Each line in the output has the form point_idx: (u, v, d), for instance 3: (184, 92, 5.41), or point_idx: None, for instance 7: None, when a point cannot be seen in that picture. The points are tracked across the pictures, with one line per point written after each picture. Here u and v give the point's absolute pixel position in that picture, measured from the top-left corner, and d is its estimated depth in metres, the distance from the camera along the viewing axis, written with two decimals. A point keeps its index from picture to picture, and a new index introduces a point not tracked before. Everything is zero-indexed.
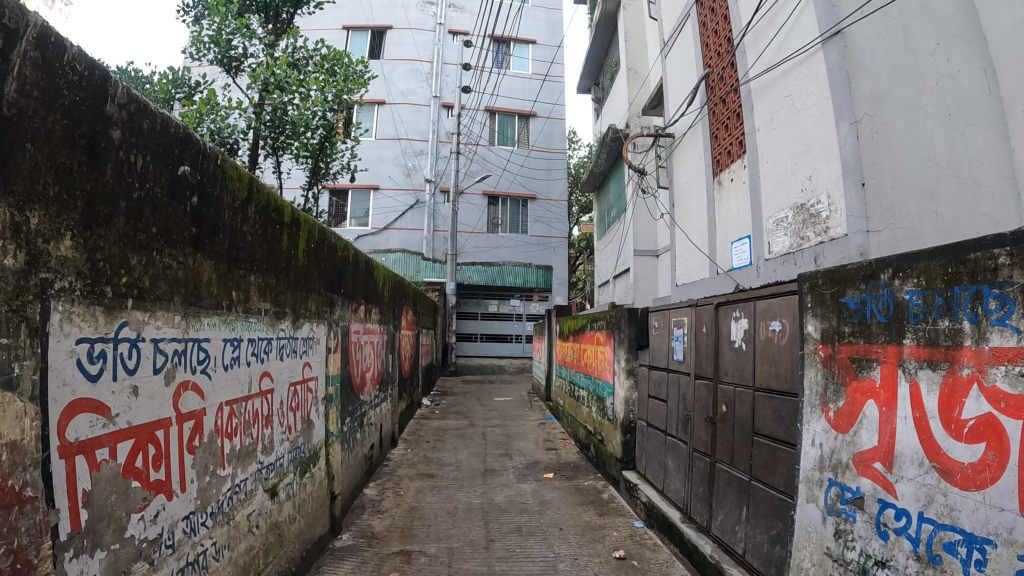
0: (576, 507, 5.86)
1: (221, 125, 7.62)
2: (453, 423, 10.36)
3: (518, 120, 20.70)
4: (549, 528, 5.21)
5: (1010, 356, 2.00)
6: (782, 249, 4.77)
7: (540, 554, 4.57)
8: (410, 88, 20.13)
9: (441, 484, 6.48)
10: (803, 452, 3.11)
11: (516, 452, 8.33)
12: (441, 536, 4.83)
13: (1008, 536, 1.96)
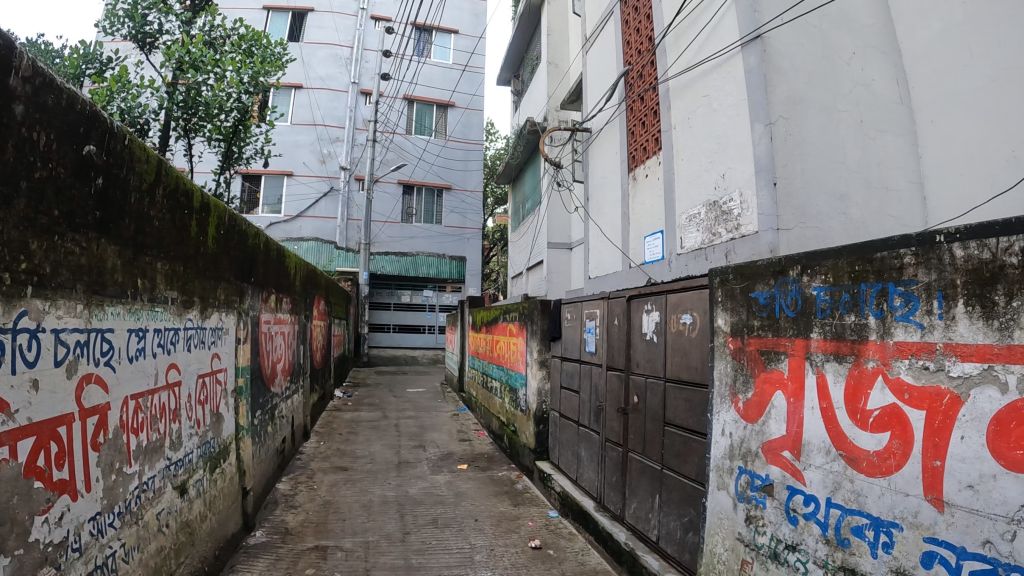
0: (492, 498, 5.88)
1: (132, 104, 7.25)
2: (367, 415, 10.21)
3: (437, 111, 20.59)
4: (465, 519, 5.21)
5: (914, 349, 2.12)
6: (694, 245, 4.90)
7: (456, 546, 4.57)
8: (329, 73, 19.70)
9: (355, 477, 6.39)
10: (713, 441, 3.21)
11: (431, 444, 8.29)
12: (357, 531, 4.77)
13: (913, 519, 2.08)
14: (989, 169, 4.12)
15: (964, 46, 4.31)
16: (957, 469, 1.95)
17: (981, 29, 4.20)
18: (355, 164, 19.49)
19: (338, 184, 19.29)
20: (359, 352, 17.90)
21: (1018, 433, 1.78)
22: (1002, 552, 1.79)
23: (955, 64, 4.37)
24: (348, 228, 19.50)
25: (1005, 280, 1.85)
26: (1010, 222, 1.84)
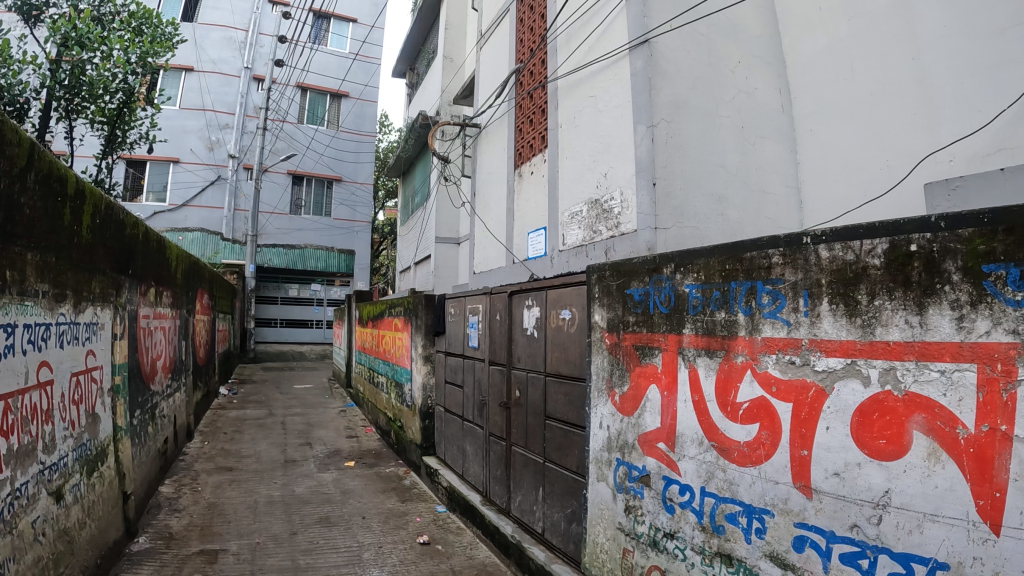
0: (379, 495, 5.83)
1: (11, 80, 6.73)
2: (253, 413, 9.89)
3: (329, 100, 20.10)
4: (353, 517, 5.13)
5: (781, 345, 2.25)
6: (576, 242, 4.65)
7: (344, 544, 4.50)
8: (222, 57, 18.89)
9: (241, 477, 6.19)
10: (592, 434, 3.30)
11: (319, 441, 8.12)
12: (242, 533, 4.62)
13: (783, 506, 2.22)
14: (864, 177, 4.40)
15: (847, 61, 4.58)
16: (824, 458, 2.09)
17: (862, 46, 4.47)
18: (244, 153, 18.77)
19: (225, 172, 18.54)
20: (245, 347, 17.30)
21: (881, 423, 1.93)
22: (869, 534, 1.94)
23: (836, 78, 4.65)
24: (236, 221, 18.85)
25: (868, 280, 2.01)
26: (874, 226, 2.00)
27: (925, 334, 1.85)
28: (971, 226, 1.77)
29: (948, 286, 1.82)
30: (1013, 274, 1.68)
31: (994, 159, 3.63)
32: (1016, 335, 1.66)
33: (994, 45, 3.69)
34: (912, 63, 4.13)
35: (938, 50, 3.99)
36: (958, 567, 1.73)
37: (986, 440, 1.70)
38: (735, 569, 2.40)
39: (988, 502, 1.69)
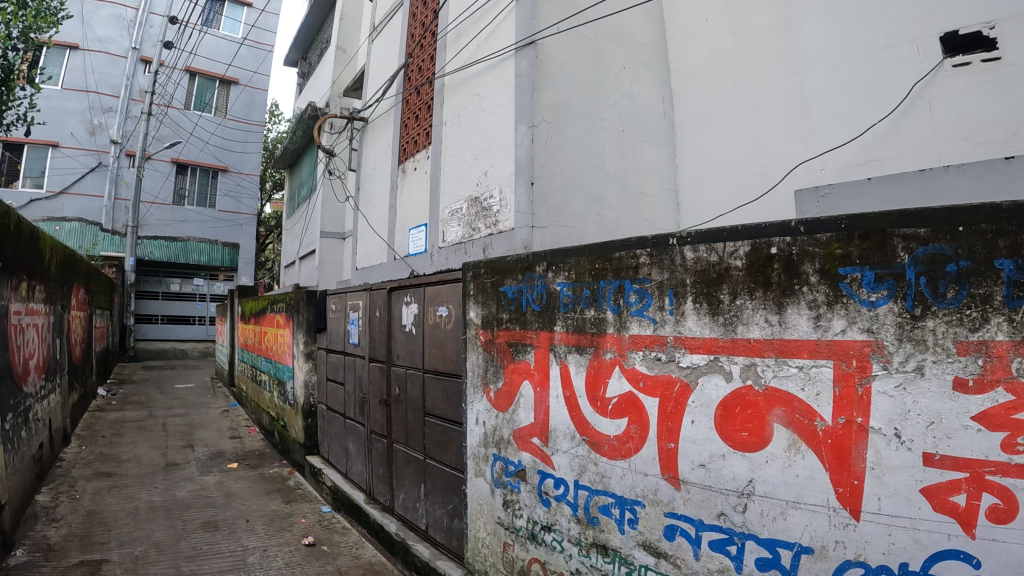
0: (263, 496, 5.67)
1: None
2: (131, 414, 9.39)
3: (218, 86, 19.33)
4: (237, 520, 4.97)
5: (647, 342, 2.34)
6: (453, 239, 4.54)
7: (228, 549, 4.34)
8: (108, 36, 17.87)
9: (120, 483, 5.86)
10: (469, 430, 3.32)
11: (200, 443, 7.77)
12: (122, 541, 4.38)
13: (653, 497, 2.31)
14: (738, 182, 4.37)
15: (727, 71, 4.49)
16: (689, 451, 2.19)
17: (743, 57, 4.40)
18: (127, 138, 17.77)
19: (106, 159, 17.42)
20: (123, 345, 16.34)
21: (743, 417, 2.05)
22: (736, 521, 2.06)
23: (716, 85, 4.56)
24: (117, 209, 17.66)
25: (730, 280, 2.13)
26: (736, 230, 2.11)
27: (784, 332, 1.98)
28: (829, 231, 1.93)
29: (806, 288, 1.96)
30: (867, 277, 1.85)
31: (864, 170, 3.77)
32: (870, 334, 1.84)
33: (869, 64, 3.81)
34: (791, 76, 4.15)
35: (818, 67, 4.03)
36: (821, 550, 1.88)
37: (843, 431, 1.86)
38: (611, 559, 2.47)
39: (847, 489, 1.85)
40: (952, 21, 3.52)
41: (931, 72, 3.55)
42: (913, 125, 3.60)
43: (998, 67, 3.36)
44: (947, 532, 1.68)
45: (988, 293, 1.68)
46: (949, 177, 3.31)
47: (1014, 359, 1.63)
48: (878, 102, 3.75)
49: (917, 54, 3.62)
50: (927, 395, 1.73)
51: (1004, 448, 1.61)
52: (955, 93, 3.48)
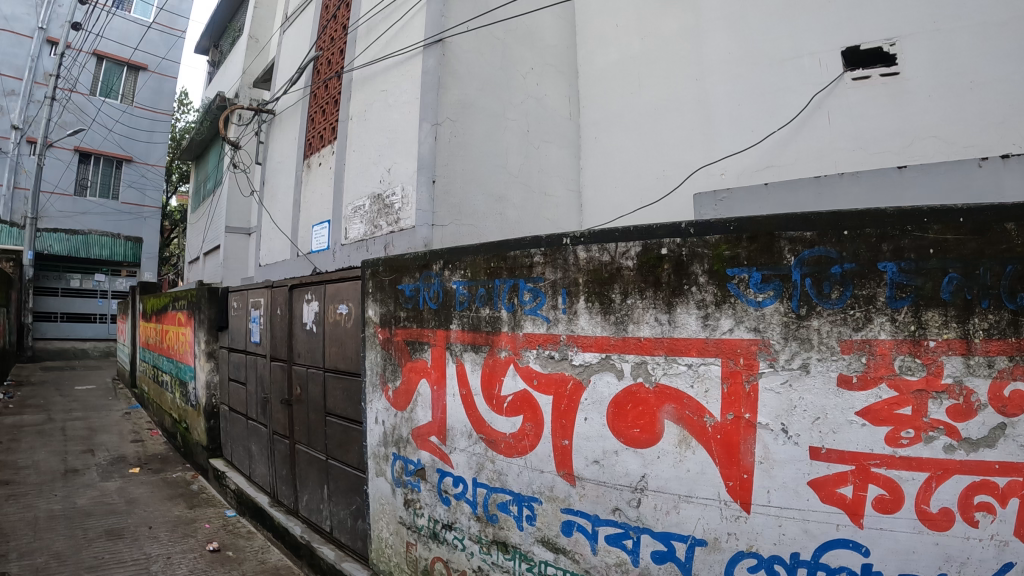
0: (166, 502, 5.45)
1: None
2: (28, 418, 8.85)
3: (126, 72, 18.44)
4: (139, 527, 4.75)
5: (541, 340, 2.35)
6: (356, 236, 4.47)
7: (131, 558, 4.15)
8: (13, 13, 16.75)
9: (16, 492, 5.50)
10: (368, 429, 3.27)
11: (101, 448, 7.40)
12: (21, 552, 4.13)
13: (550, 493, 2.33)
14: (640, 184, 4.36)
15: (633, 76, 4.42)
16: (583, 447, 2.22)
17: (650, 64, 4.31)
18: (29, 124, 16.78)
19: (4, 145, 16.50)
20: (21, 345, 15.32)
21: (635, 413, 2.09)
22: (630, 516, 2.10)
23: (623, 90, 4.48)
24: (14, 199, 16.73)
25: (622, 280, 2.16)
26: (628, 231, 2.15)
27: (673, 331, 2.03)
28: (718, 233, 1.99)
29: (695, 288, 2.01)
30: (754, 278, 1.92)
31: (764, 175, 3.82)
32: (757, 333, 1.91)
33: (772, 74, 3.85)
34: (695, 84, 4.12)
35: (722, 76, 4.02)
36: (714, 542, 1.96)
37: (732, 427, 1.93)
38: (511, 556, 2.47)
39: (737, 483, 1.93)
40: (854, 36, 3.61)
41: (832, 83, 3.64)
42: (810, 134, 3.69)
43: (896, 82, 3.49)
44: (835, 523, 1.81)
45: (871, 294, 1.79)
46: (843, 185, 3.51)
47: (895, 358, 1.76)
48: (777, 110, 3.81)
49: (819, 66, 3.70)
50: (812, 392, 1.83)
51: (888, 442, 1.76)
52: (853, 104, 3.59)
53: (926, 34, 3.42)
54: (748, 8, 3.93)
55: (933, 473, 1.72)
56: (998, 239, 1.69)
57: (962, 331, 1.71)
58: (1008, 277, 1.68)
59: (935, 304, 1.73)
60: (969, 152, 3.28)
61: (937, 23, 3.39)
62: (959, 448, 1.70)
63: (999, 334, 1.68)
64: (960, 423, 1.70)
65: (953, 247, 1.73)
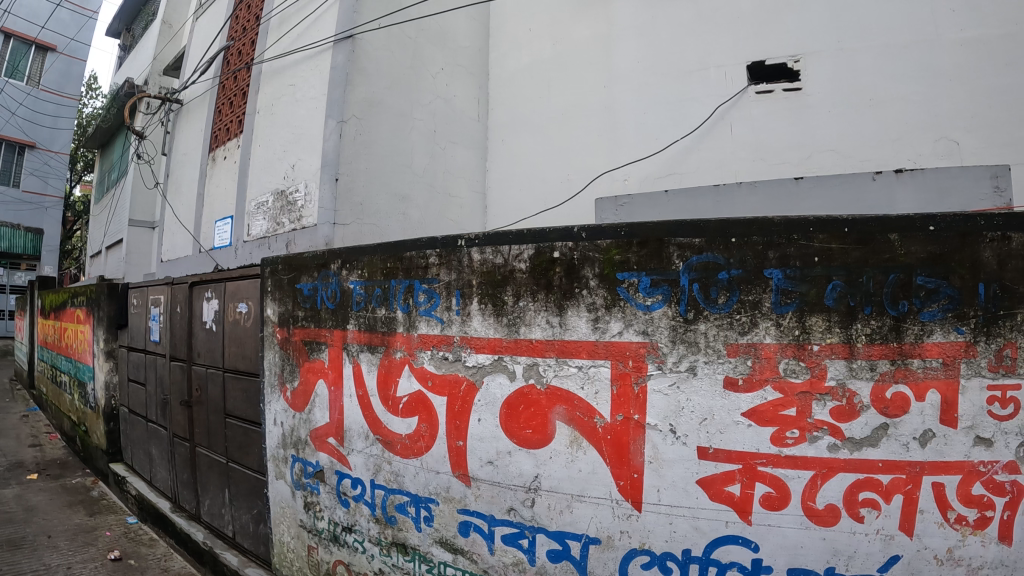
0: (64, 509, 5.19)
1: None
2: None
3: (34, 53, 17.20)
4: (37, 537, 4.49)
5: (435, 341, 2.34)
6: (258, 233, 4.37)
7: (28, 569, 3.92)
8: None
9: None
10: (268, 431, 3.20)
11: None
12: None
13: (446, 494, 2.32)
14: (544, 188, 4.40)
15: (544, 80, 4.45)
16: (477, 448, 2.22)
17: (561, 69, 4.35)
18: None
19: None
20: None
21: (527, 414, 2.12)
22: (525, 516, 2.13)
23: (533, 95, 4.51)
24: None
25: (514, 282, 2.17)
26: (522, 234, 2.16)
27: (564, 333, 2.07)
28: (610, 238, 2.01)
29: (586, 291, 2.05)
30: (643, 282, 1.97)
31: (665, 183, 3.90)
32: (645, 336, 1.96)
33: (678, 85, 3.91)
34: (605, 91, 4.14)
35: (630, 84, 4.06)
36: (607, 540, 2.00)
37: (622, 427, 1.98)
38: (411, 557, 2.47)
39: (628, 482, 1.97)
40: (759, 51, 3.71)
41: (735, 96, 3.73)
42: (713, 145, 3.77)
43: (797, 97, 3.60)
44: (724, 520, 1.88)
45: (757, 299, 1.87)
46: (741, 195, 3.65)
47: (780, 361, 1.84)
48: (682, 120, 3.88)
49: (724, 79, 3.77)
50: (699, 394, 1.90)
51: (774, 441, 1.85)
52: (755, 116, 3.68)
53: (830, 53, 3.56)
54: (658, 19, 3.99)
55: (818, 472, 1.82)
56: (881, 248, 1.81)
57: (845, 336, 1.81)
58: (890, 285, 1.80)
59: (818, 309, 1.83)
60: (865, 166, 3.44)
61: (841, 43, 3.54)
62: (843, 448, 1.81)
63: (881, 339, 1.80)
64: (843, 423, 1.81)
65: (837, 255, 1.82)
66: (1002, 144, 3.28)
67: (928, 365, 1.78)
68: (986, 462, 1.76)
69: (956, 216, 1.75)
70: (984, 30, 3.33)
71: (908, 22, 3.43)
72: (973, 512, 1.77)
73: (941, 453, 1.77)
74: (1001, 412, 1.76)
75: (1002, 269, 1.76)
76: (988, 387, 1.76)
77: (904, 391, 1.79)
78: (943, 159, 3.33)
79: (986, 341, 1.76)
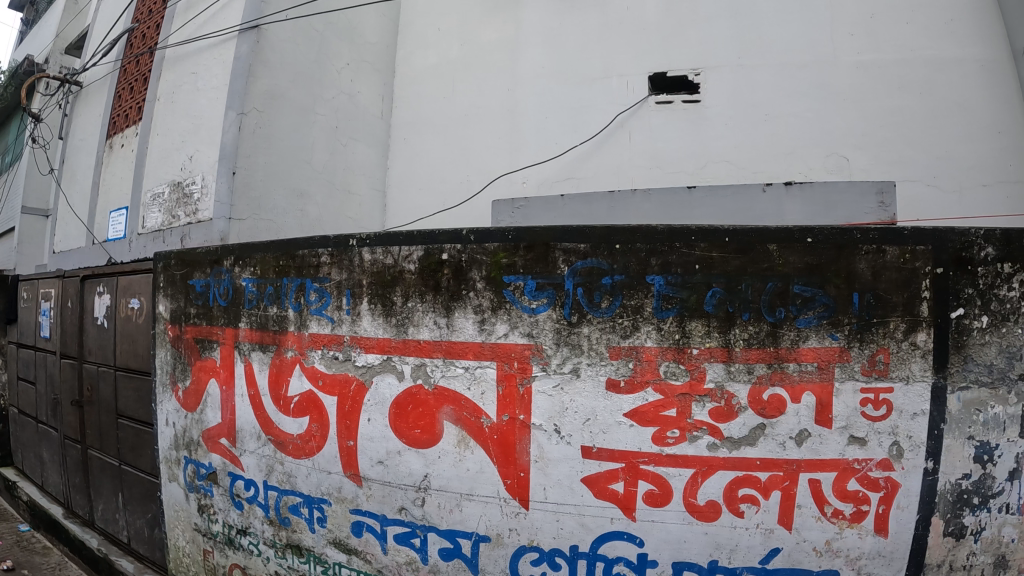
0: None
1: None
2: None
3: None
4: None
5: (325, 341, 2.31)
6: (153, 226, 4.22)
7: None
8: None
9: None
10: (159, 432, 3.10)
11: None
12: None
13: (338, 494, 2.31)
14: (443, 187, 4.34)
15: (449, 80, 4.40)
16: (367, 448, 2.22)
17: (466, 70, 4.33)
18: None
19: None
20: None
21: (415, 414, 2.13)
22: (416, 515, 2.14)
23: (437, 94, 4.45)
24: None
25: (403, 283, 2.17)
26: (412, 235, 2.15)
27: (451, 334, 2.09)
28: (497, 241, 2.04)
29: (472, 293, 2.07)
30: (528, 286, 2.00)
31: (562, 186, 3.94)
32: (530, 338, 2.00)
33: (579, 91, 3.97)
34: (506, 93, 4.17)
35: (532, 88, 4.10)
36: (496, 538, 2.04)
37: (508, 427, 2.01)
38: (306, 558, 2.44)
39: (515, 481, 2.01)
40: (662, 63, 3.81)
41: (635, 105, 3.81)
42: (611, 151, 3.84)
43: (695, 109, 3.72)
44: (609, 516, 1.94)
45: (639, 304, 1.93)
46: (635, 202, 3.63)
47: (660, 364, 1.91)
48: (582, 125, 3.94)
49: (627, 88, 3.85)
50: (583, 395, 1.95)
51: (655, 441, 1.91)
52: (654, 125, 3.77)
53: (731, 69, 3.70)
54: (565, 26, 4.06)
55: (698, 469, 1.90)
56: (760, 257, 1.89)
57: (724, 340, 1.90)
58: (768, 293, 1.89)
59: (698, 314, 1.90)
60: (758, 177, 3.58)
61: (740, 59, 3.69)
62: (722, 447, 1.89)
63: (758, 343, 1.89)
64: (722, 423, 1.89)
65: (717, 263, 1.90)
66: (889, 162, 3.48)
67: (805, 368, 1.88)
68: (860, 460, 1.87)
69: (832, 229, 1.86)
70: (880, 54, 3.55)
71: (806, 43, 3.63)
72: (849, 506, 1.88)
73: (816, 452, 1.87)
74: (874, 413, 1.87)
75: (876, 279, 1.86)
76: (862, 389, 1.87)
77: (781, 393, 1.88)
78: (833, 173, 3.51)
79: (860, 347, 1.86)
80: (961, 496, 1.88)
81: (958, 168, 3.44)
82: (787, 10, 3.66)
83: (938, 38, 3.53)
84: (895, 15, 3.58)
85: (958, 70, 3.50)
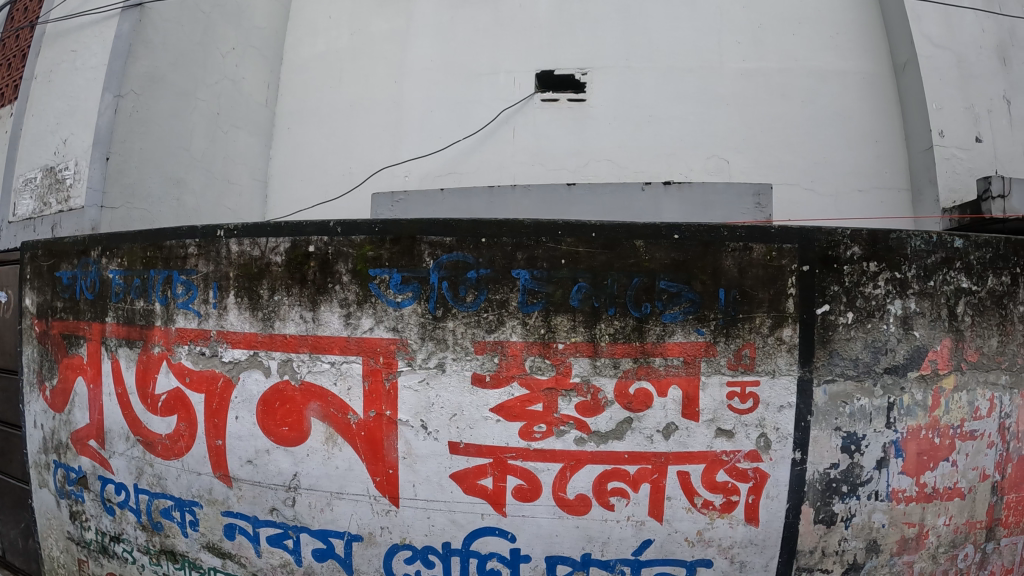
0: None
1: None
2: None
3: None
4: None
5: (192, 336, 2.24)
6: (24, 214, 4.01)
7: None
8: None
9: None
10: (28, 435, 2.95)
11: None
12: None
13: (209, 497, 2.24)
14: (324, 179, 4.24)
15: (335, 70, 4.30)
16: (235, 447, 2.17)
17: (354, 60, 4.25)
18: None
19: None
20: None
21: (283, 412, 2.09)
22: (288, 516, 2.11)
23: (321, 83, 4.36)
24: None
25: (270, 276, 2.12)
26: (279, 226, 2.10)
27: (317, 329, 2.05)
28: (363, 234, 2.01)
29: (338, 286, 2.04)
30: (394, 279, 1.99)
31: (444, 181, 3.94)
32: (395, 332, 1.99)
33: (466, 86, 3.97)
34: (393, 86, 4.12)
35: (421, 82, 4.07)
36: (369, 537, 2.03)
37: (375, 424, 2.00)
38: (181, 564, 2.37)
39: (384, 478, 2.00)
40: (550, 61, 3.86)
41: (520, 102, 3.85)
42: (495, 146, 3.86)
43: (581, 108, 3.79)
44: (479, 512, 1.96)
45: (505, 298, 1.95)
46: (514, 197, 3.46)
47: (526, 359, 1.94)
48: (467, 120, 3.94)
49: (513, 84, 3.88)
50: (448, 390, 1.96)
51: (522, 436, 1.93)
52: (538, 123, 3.82)
53: (618, 69, 3.78)
54: (456, 20, 4.06)
55: (567, 463, 1.93)
56: (626, 253, 1.94)
57: (589, 335, 1.93)
58: (634, 288, 1.93)
59: (563, 309, 1.94)
60: (638, 177, 3.67)
61: (628, 61, 3.77)
62: (590, 440, 1.93)
63: (624, 339, 1.93)
64: (588, 417, 1.93)
65: (583, 259, 1.94)
66: (768, 166, 3.62)
67: (670, 363, 1.93)
68: (727, 452, 1.94)
69: (699, 227, 1.92)
70: (764, 63, 3.71)
71: (692, 47, 3.76)
72: (718, 497, 1.95)
73: (684, 444, 1.93)
74: (741, 406, 1.94)
75: (742, 276, 1.94)
76: (728, 383, 1.94)
77: (647, 387, 1.93)
78: (712, 175, 3.64)
79: (725, 342, 1.93)
80: (830, 485, 1.97)
81: (835, 173, 3.61)
82: (675, 15, 3.78)
83: (822, 50, 3.72)
84: (782, 25, 3.74)
85: (840, 81, 3.69)
